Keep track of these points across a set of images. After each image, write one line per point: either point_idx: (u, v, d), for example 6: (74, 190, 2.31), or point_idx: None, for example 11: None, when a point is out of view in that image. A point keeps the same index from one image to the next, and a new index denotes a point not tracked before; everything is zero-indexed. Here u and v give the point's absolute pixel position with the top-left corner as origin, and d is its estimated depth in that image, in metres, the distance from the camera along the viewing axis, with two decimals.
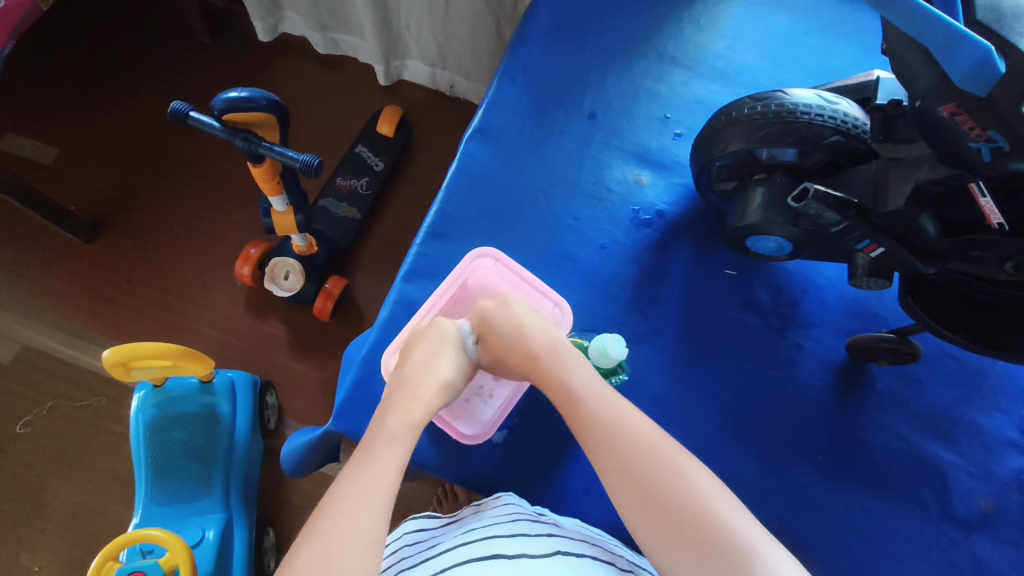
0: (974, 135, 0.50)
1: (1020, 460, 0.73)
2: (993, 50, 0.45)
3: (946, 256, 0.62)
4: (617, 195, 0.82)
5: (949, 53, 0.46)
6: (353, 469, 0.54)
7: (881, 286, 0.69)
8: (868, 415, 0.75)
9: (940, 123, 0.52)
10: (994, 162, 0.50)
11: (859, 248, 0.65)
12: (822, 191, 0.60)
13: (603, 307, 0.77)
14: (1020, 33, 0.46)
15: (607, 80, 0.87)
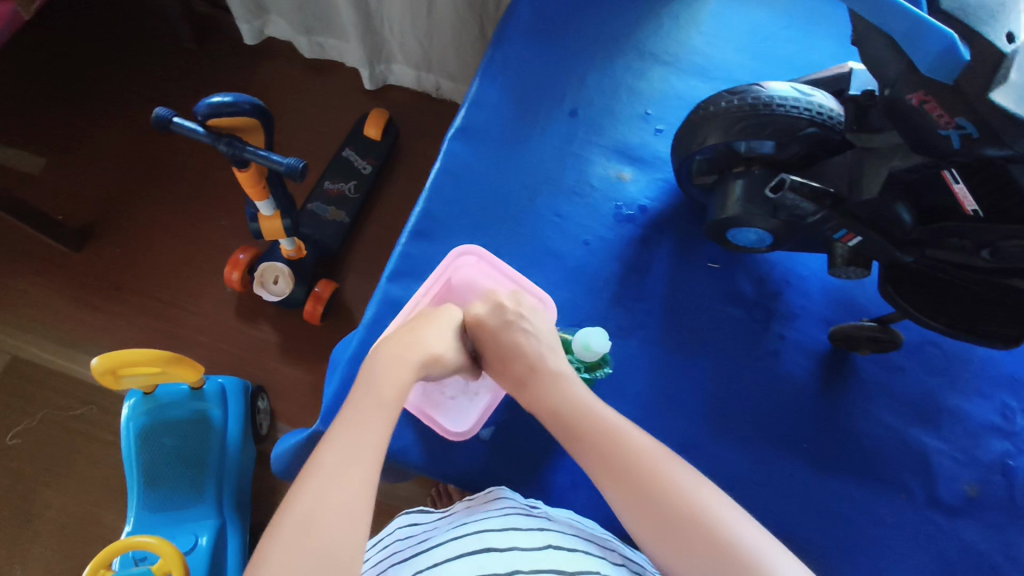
0: (944, 122, 0.50)
1: (1003, 444, 0.74)
2: (956, 38, 0.46)
3: (923, 244, 0.63)
4: (600, 191, 0.83)
5: (915, 41, 0.47)
6: (336, 439, 0.52)
7: (859, 275, 0.70)
8: (853, 404, 0.76)
9: (910, 110, 0.52)
10: (964, 148, 0.51)
11: (838, 237, 0.66)
12: (798, 181, 0.62)
13: (588, 303, 0.77)
14: (985, 22, 0.47)
15: (587, 78, 0.88)
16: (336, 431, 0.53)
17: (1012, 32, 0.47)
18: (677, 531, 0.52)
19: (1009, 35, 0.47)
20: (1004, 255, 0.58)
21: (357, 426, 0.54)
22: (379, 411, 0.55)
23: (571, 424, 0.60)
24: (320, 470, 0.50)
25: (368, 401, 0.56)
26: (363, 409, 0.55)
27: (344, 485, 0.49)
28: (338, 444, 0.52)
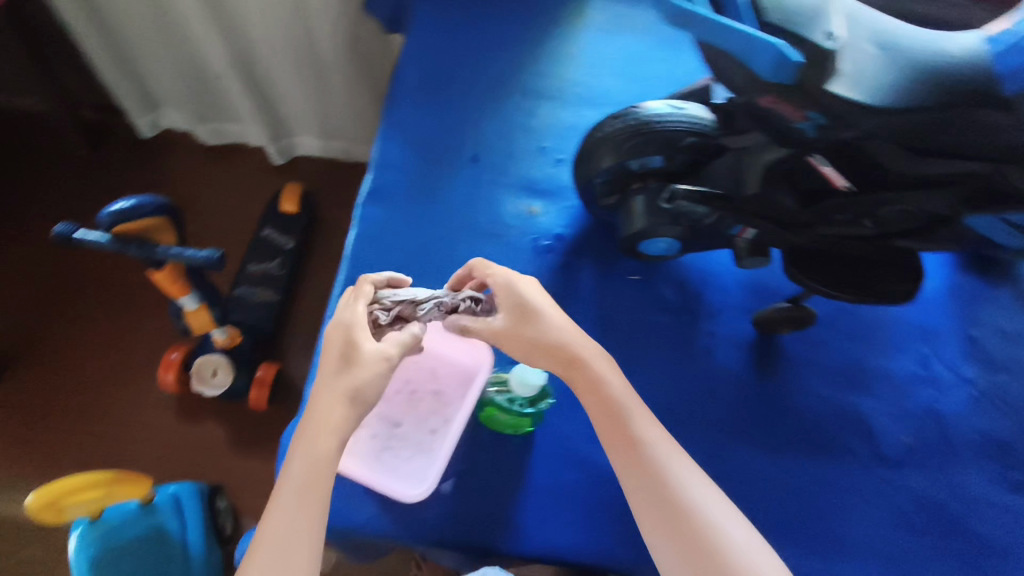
0: (795, 117, 0.56)
1: (927, 391, 0.82)
2: (781, 46, 0.51)
3: (811, 225, 0.70)
4: (514, 228, 0.85)
5: (752, 54, 0.52)
6: (276, 516, 0.55)
7: (762, 263, 0.74)
8: (788, 383, 0.80)
9: (766, 112, 0.60)
10: (823, 134, 0.58)
11: (733, 233, 0.72)
12: (687, 190, 0.68)
13: (521, 338, 0.80)
14: (805, 29, 0.52)
15: (481, 124, 0.91)
16: (281, 508, 0.55)
17: (829, 32, 0.53)
18: (669, 524, 0.56)
19: (827, 34, 0.53)
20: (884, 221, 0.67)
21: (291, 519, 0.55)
22: (319, 482, 0.56)
23: (594, 403, 0.63)
24: (265, 557, 0.53)
25: (299, 492, 0.56)
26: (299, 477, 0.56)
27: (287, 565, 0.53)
28: (279, 520, 0.55)
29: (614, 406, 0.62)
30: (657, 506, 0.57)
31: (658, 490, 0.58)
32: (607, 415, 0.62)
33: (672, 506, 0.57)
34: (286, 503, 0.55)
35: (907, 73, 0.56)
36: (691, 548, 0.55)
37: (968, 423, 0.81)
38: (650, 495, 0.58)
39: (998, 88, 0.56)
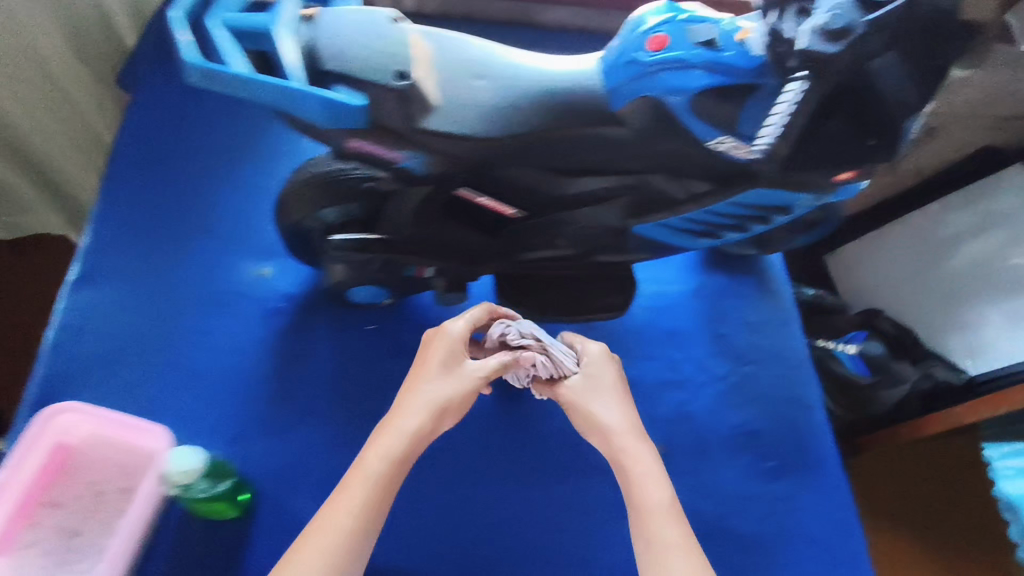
0: (395, 156, 0.55)
1: (676, 394, 0.83)
2: (337, 96, 0.47)
3: (508, 252, 0.70)
4: (239, 295, 0.80)
5: (306, 102, 0.47)
6: (370, 491, 0.55)
7: (462, 297, 0.72)
8: (540, 410, 0.78)
9: (359, 156, 0.55)
10: (423, 171, 0.57)
11: (414, 274, 0.67)
12: (339, 239, 0.62)
13: (248, 411, 0.75)
14: (371, 71, 0.50)
15: (209, 189, 0.86)
16: (305, 548, 0.51)
17: (401, 70, 0.51)
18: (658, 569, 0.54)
19: (399, 73, 0.50)
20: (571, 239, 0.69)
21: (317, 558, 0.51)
22: (348, 528, 0.53)
23: (608, 443, 0.62)
24: None
25: (334, 530, 0.53)
26: (408, 450, 0.58)
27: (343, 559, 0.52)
28: (340, 513, 0.53)
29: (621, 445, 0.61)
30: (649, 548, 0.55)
31: (647, 538, 0.56)
32: (621, 448, 0.61)
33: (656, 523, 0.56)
34: (310, 541, 0.52)
35: (513, 101, 0.56)
36: None
37: (716, 420, 0.82)
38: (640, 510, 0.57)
39: (609, 105, 0.58)
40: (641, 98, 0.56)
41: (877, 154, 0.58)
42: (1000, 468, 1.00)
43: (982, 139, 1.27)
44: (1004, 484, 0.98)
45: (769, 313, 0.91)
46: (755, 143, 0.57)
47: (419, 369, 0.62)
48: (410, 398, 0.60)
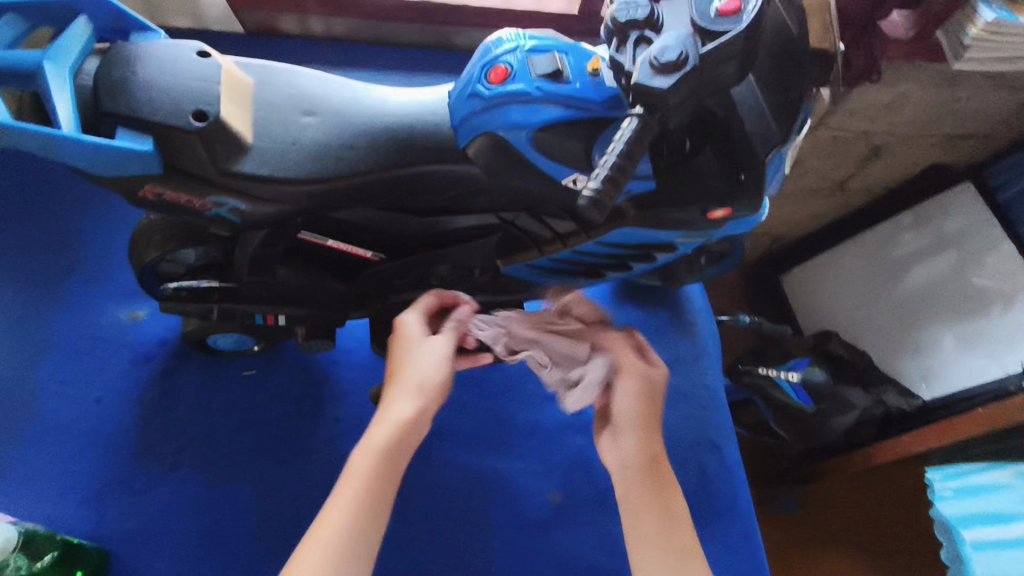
0: (202, 205, 0.49)
1: (578, 438, 0.76)
2: (128, 144, 0.43)
3: (377, 294, 0.66)
4: (107, 341, 0.75)
5: (89, 151, 0.43)
6: (368, 483, 0.50)
7: (329, 345, 0.65)
8: (424, 460, 0.72)
9: (162, 207, 0.49)
10: (242, 220, 0.51)
11: (263, 323, 0.61)
12: (174, 290, 0.58)
13: (107, 465, 0.69)
14: (164, 112, 0.45)
15: (87, 227, 0.81)
16: (321, 524, 0.48)
17: (201, 108, 0.46)
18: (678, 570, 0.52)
19: (198, 112, 0.46)
20: (446, 277, 0.64)
21: (335, 529, 0.48)
22: (362, 505, 0.49)
23: (629, 437, 0.58)
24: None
25: (343, 509, 0.49)
26: (402, 442, 0.53)
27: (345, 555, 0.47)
28: (335, 513, 0.49)
29: (645, 444, 0.58)
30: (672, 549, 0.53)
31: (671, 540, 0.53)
32: (648, 446, 0.58)
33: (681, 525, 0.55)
34: (322, 516, 0.49)
35: (346, 137, 0.51)
36: None
37: None
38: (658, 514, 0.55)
39: (455, 142, 0.53)
40: (484, 134, 0.51)
41: (746, 191, 0.53)
42: (939, 488, 0.90)
43: (929, 159, 1.16)
44: (943, 505, 0.88)
45: (682, 349, 0.86)
46: (596, 164, 0.50)
47: (400, 362, 0.57)
48: (404, 379, 0.55)
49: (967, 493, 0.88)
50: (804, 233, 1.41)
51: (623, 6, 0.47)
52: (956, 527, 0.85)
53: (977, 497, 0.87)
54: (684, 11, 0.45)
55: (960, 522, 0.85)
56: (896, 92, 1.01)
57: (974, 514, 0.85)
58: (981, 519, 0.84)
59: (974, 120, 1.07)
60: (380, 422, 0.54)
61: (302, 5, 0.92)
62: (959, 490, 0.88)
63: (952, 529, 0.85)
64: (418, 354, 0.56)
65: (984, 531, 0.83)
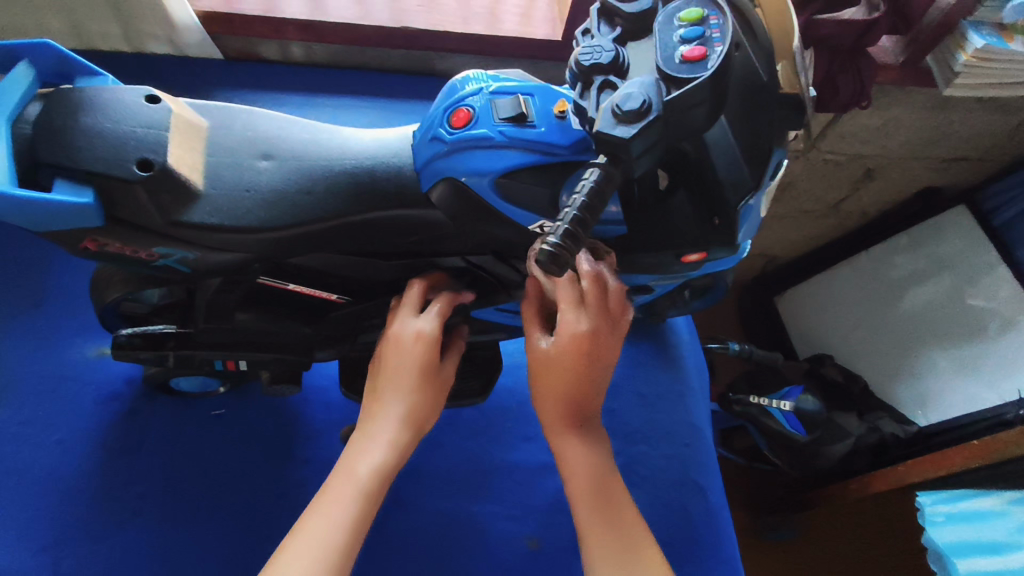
0: (149, 256, 0.48)
1: (556, 480, 0.73)
2: (64, 198, 0.42)
3: (345, 337, 0.62)
4: (70, 378, 0.72)
5: (22, 206, 0.41)
6: (361, 500, 0.49)
7: (295, 391, 0.64)
8: (396, 504, 0.70)
9: (108, 257, 0.49)
10: (193, 269, 0.51)
11: (224, 368, 0.60)
12: (124, 335, 0.58)
13: (66, 512, 0.65)
14: (105, 163, 0.43)
15: (53, 257, 0.77)
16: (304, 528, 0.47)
17: (144, 157, 0.44)
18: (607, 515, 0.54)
19: (141, 161, 0.44)
20: None
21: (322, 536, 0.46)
22: (353, 517, 0.48)
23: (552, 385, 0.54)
24: None
25: (328, 519, 0.47)
26: (392, 463, 0.51)
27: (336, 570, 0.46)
28: (326, 525, 0.47)
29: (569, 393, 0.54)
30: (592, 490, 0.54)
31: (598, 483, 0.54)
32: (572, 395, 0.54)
33: (635, 542, 0.53)
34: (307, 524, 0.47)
35: (300, 181, 0.49)
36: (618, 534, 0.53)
37: None
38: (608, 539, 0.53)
39: (419, 185, 0.51)
40: (442, 179, 0.49)
41: (719, 237, 0.50)
42: (931, 513, 0.88)
43: (921, 182, 1.14)
44: (935, 532, 0.86)
45: (666, 385, 0.83)
46: (561, 208, 0.48)
47: (401, 379, 0.52)
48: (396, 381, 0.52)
49: (958, 519, 0.86)
50: (796, 255, 1.38)
51: (587, 48, 0.45)
52: (950, 556, 0.83)
53: (968, 523, 0.85)
54: (649, 59, 0.44)
55: (954, 550, 0.83)
56: (888, 115, 0.99)
57: (967, 541, 0.83)
58: (972, 548, 0.83)
59: (965, 144, 1.05)
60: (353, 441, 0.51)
61: (281, 29, 0.90)
62: (951, 516, 0.87)
63: (944, 557, 0.84)
64: (427, 382, 0.53)
65: (975, 561, 0.82)
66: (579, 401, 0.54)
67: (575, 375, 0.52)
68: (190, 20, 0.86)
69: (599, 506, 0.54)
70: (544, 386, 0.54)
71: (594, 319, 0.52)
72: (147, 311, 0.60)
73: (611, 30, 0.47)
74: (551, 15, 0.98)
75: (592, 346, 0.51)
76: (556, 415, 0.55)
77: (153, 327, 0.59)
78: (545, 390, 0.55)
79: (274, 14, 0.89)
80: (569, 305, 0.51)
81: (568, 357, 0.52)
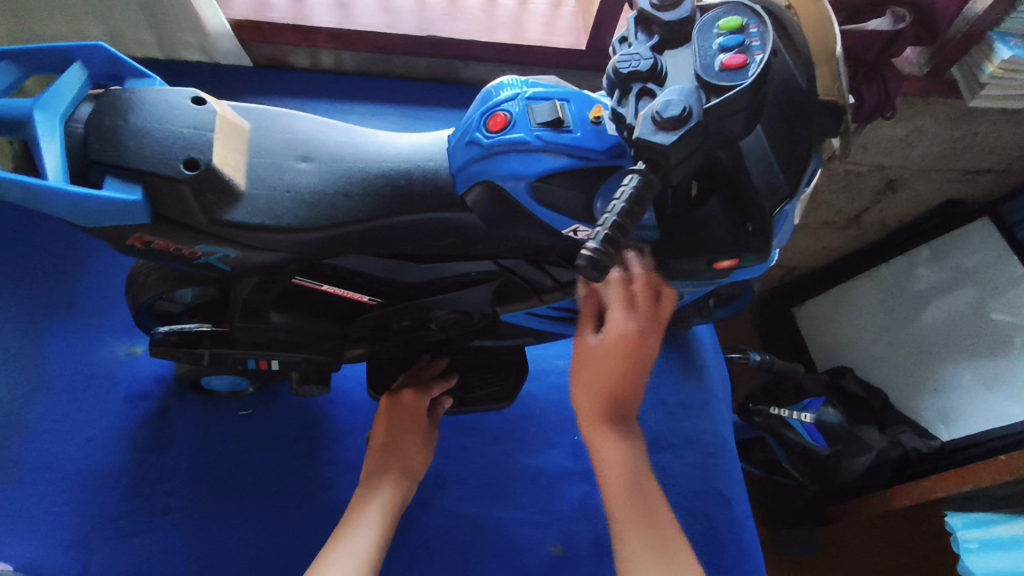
0: (192, 253, 0.49)
1: (578, 487, 0.73)
2: (115, 194, 0.43)
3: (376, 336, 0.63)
4: (102, 376, 0.73)
5: (75, 202, 0.42)
6: (381, 521, 0.56)
7: (324, 391, 0.66)
8: (420, 507, 0.70)
9: (152, 254, 0.50)
10: (232, 267, 0.51)
11: (256, 367, 0.61)
12: (162, 332, 0.59)
13: (95, 508, 0.66)
14: (154, 163, 0.45)
15: (87, 257, 0.79)
16: (334, 550, 0.53)
17: (192, 157, 0.45)
18: (636, 485, 0.53)
19: (189, 161, 0.45)
20: (446, 322, 0.62)
21: (350, 551, 0.53)
22: (373, 534, 0.55)
23: (582, 365, 0.53)
24: None
25: (354, 540, 0.54)
26: (400, 494, 0.59)
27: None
28: (355, 548, 0.53)
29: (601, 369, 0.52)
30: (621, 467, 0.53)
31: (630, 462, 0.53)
32: (597, 375, 0.52)
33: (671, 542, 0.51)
34: (337, 544, 0.53)
35: (341, 183, 0.50)
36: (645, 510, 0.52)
37: None
38: (646, 540, 0.51)
39: (454, 188, 0.52)
40: (478, 183, 0.50)
41: (755, 242, 0.50)
42: (964, 539, 0.87)
43: (945, 194, 1.13)
44: (971, 559, 0.85)
45: (689, 395, 0.83)
46: (597, 214, 0.48)
47: (409, 433, 0.63)
48: (407, 432, 0.63)
49: (993, 546, 0.84)
50: (816, 266, 1.37)
51: (625, 56, 0.45)
52: None
53: (1003, 551, 0.83)
54: (687, 67, 0.45)
55: None
56: (911, 126, 0.99)
57: (1003, 570, 0.81)
58: None
59: (991, 155, 1.04)
60: (365, 482, 0.60)
61: (311, 38, 0.92)
62: (984, 542, 0.85)
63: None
64: (428, 435, 0.64)
65: None
66: (619, 398, 0.53)
67: (619, 373, 0.52)
68: (224, 29, 0.88)
69: (634, 501, 0.52)
70: (584, 378, 0.53)
71: (641, 319, 0.52)
72: (180, 309, 0.61)
73: (648, 38, 0.47)
74: (575, 25, 0.99)
75: (636, 348, 0.51)
76: (592, 408, 0.53)
77: (190, 323, 0.60)
78: (581, 371, 0.53)
79: (304, 23, 0.91)
80: (619, 304, 0.52)
81: (614, 355, 0.51)
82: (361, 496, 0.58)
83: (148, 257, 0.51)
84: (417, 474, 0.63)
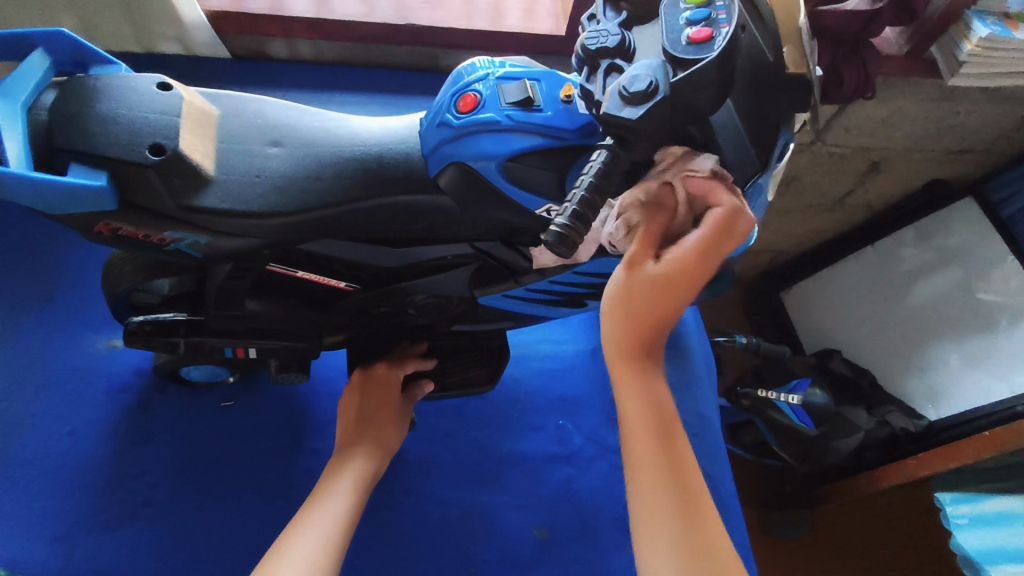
0: (161, 240, 0.49)
1: (563, 470, 0.73)
2: (78, 180, 0.43)
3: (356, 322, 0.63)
4: (81, 372, 0.72)
5: (36, 187, 0.42)
6: (354, 490, 0.57)
7: (302, 378, 0.67)
8: (405, 493, 0.70)
9: (120, 241, 0.49)
10: (203, 254, 0.51)
11: (233, 356, 0.62)
12: (137, 322, 0.60)
13: (76, 503, 0.66)
14: (118, 149, 0.44)
15: (65, 252, 0.78)
16: (309, 511, 0.53)
17: (156, 142, 0.45)
18: (667, 442, 0.51)
19: (153, 147, 0.45)
20: (425, 308, 0.62)
21: (322, 512, 0.53)
22: (344, 495, 0.56)
23: (625, 294, 0.49)
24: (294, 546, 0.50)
25: (327, 503, 0.54)
26: (374, 463, 0.60)
27: (341, 543, 0.52)
28: (329, 510, 0.54)
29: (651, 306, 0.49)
30: (652, 415, 0.51)
31: (660, 413, 0.51)
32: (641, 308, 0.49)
33: (697, 503, 0.49)
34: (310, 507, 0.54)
35: (312, 167, 0.50)
36: (677, 476, 0.50)
37: (606, 501, 0.72)
38: (671, 506, 0.48)
39: (426, 171, 0.51)
40: (449, 164, 0.49)
41: None
42: (954, 515, 0.87)
43: (929, 175, 1.13)
44: (964, 536, 0.85)
45: (672, 377, 0.83)
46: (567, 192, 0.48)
47: (387, 412, 0.64)
48: (385, 414, 0.64)
49: (985, 522, 0.85)
50: (802, 249, 1.37)
51: (593, 33, 0.45)
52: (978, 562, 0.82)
53: (995, 526, 0.84)
54: (655, 42, 0.45)
55: (984, 555, 0.82)
56: (893, 107, 0.99)
57: (996, 547, 0.82)
58: (1003, 554, 0.81)
59: (974, 135, 1.04)
60: (339, 453, 0.60)
61: (289, 28, 0.91)
62: (974, 518, 0.86)
63: (976, 565, 0.82)
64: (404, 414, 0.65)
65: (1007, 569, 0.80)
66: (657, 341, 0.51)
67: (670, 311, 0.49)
68: (199, 20, 0.87)
69: (659, 453, 0.50)
70: (631, 307, 0.49)
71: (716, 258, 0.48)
72: (157, 301, 0.61)
73: (616, 15, 0.47)
74: (555, 11, 0.98)
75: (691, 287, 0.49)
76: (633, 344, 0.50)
77: (164, 314, 0.61)
78: (629, 298, 0.49)
79: (281, 12, 0.90)
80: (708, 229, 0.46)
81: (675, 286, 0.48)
82: (334, 465, 0.59)
83: (116, 245, 0.51)
84: (390, 446, 0.64)
